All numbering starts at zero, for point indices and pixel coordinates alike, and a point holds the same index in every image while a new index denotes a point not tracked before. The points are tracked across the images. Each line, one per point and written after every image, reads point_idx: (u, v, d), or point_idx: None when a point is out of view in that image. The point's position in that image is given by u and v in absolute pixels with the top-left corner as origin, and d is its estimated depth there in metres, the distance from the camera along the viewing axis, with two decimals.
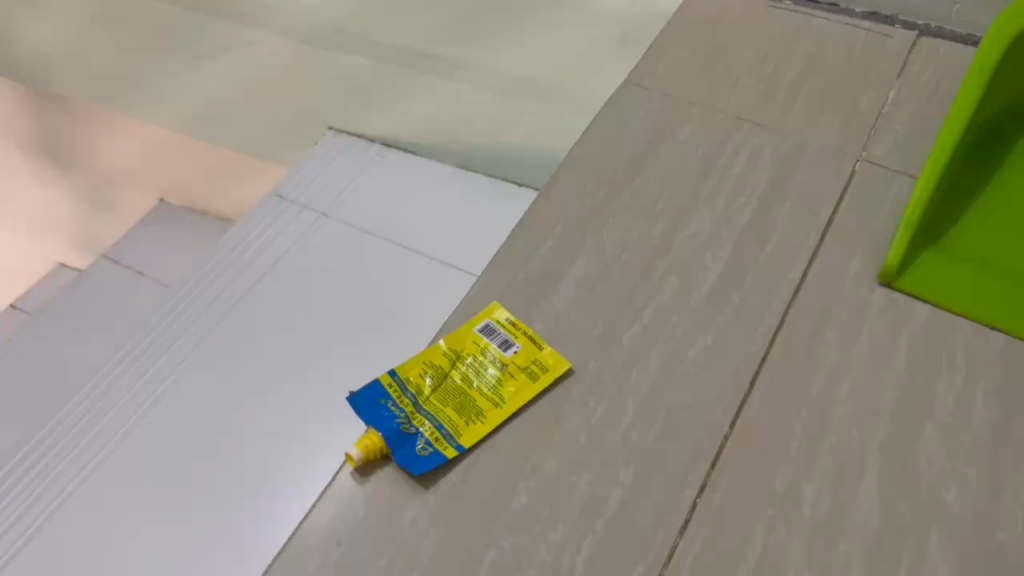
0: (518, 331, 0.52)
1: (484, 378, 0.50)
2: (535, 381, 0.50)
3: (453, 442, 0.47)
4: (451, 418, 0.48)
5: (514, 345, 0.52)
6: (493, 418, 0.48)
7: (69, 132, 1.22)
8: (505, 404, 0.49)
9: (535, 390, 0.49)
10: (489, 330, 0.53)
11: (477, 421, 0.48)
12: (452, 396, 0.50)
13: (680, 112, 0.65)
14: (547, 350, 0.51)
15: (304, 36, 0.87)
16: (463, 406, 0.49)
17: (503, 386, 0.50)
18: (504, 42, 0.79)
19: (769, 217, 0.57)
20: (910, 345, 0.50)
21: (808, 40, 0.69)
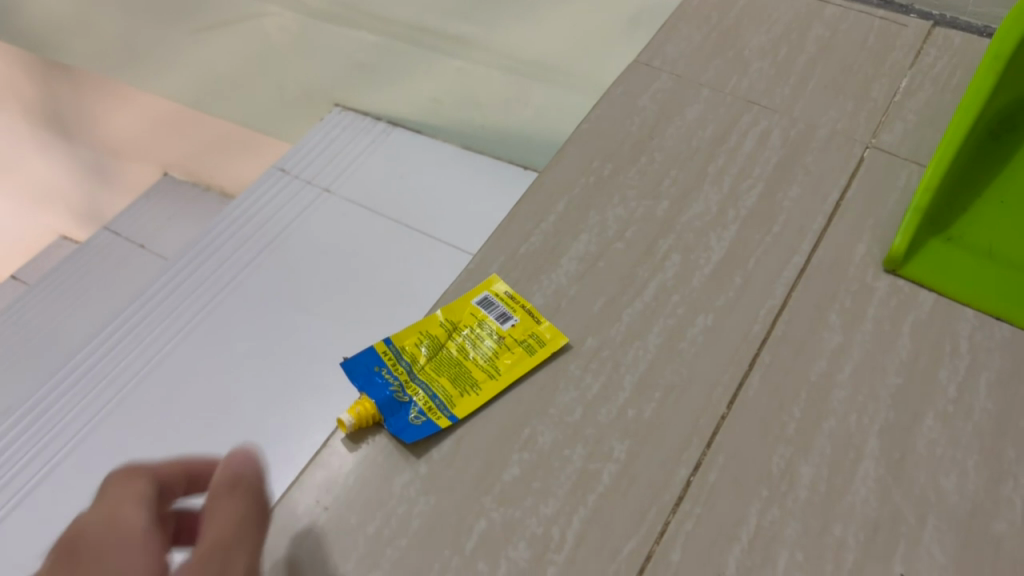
0: (516, 305, 0.52)
1: (481, 350, 0.50)
2: (532, 355, 0.50)
3: (447, 412, 0.47)
4: (445, 388, 0.49)
5: (512, 318, 0.52)
6: (488, 390, 0.48)
7: (76, 105, 1.32)
8: (500, 376, 0.49)
9: (531, 363, 0.49)
10: (487, 303, 0.53)
11: (472, 393, 0.48)
12: (447, 366, 0.50)
13: (689, 93, 0.64)
14: (545, 325, 0.51)
15: (313, 10, 0.96)
16: (458, 376, 0.49)
17: (499, 358, 0.50)
18: (513, 17, 0.85)
19: (775, 200, 0.57)
20: (914, 333, 0.50)
21: (823, 24, 0.69)
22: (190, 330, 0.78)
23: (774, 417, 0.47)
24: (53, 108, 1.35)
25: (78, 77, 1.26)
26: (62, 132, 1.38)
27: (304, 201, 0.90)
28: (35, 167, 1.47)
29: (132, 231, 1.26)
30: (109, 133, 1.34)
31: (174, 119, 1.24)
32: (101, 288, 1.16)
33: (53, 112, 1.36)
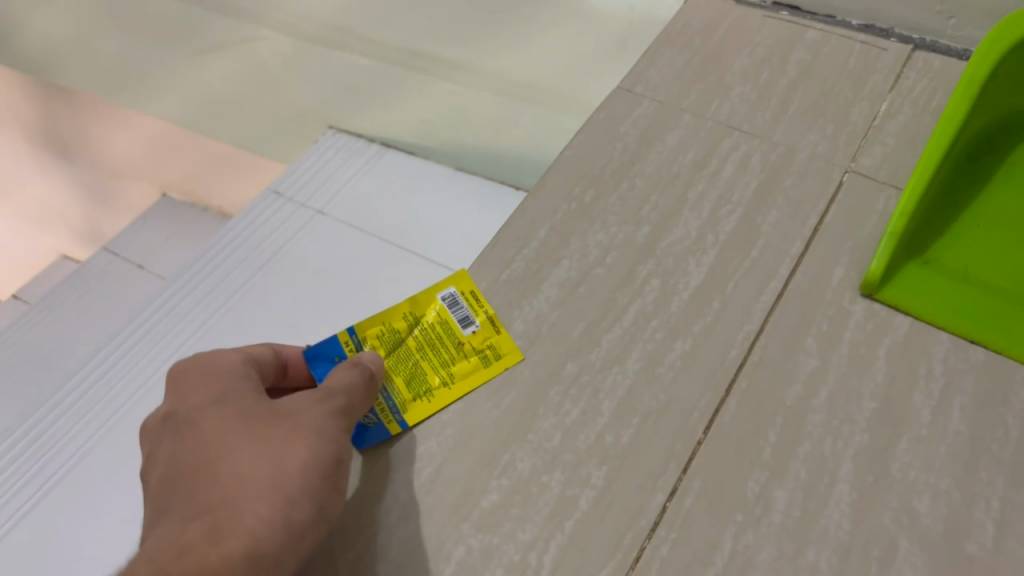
0: (479, 308, 0.54)
1: (439, 354, 0.53)
2: (487, 367, 0.52)
3: (398, 417, 0.50)
4: (398, 387, 0.51)
5: (473, 324, 0.54)
6: (440, 398, 0.51)
7: (75, 127, 1.34)
8: (454, 384, 0.51)
9: (485, 376, 0.51)
10: (452, 302, 0.55)
11: (425, 399, 0.51)
12: (403, 363, 0.53)
13: (671, 118, 0.65)
14: (502, 335, 0.53)
15: (309, 35, 0.98)
16: (413, 377, 0.52)
17: (455, 364, 0.52)
18: (503, 43, 0.86)
19: (754, 224, 0.58)
20: (889, 356, 0.50)
21: (804, 48, 0.70)
22: (186, 351, 0.79)
23: (750, 442, 0.47)
24: (53, 130, 1.37)
25: (77, 98, 1.28)
26: (61, 154, 1.40)
27: (298, 223, 0.90)
28: (36, 188, 1.49)
29: (130, 251, 1.27)
30: (107, 155, 1.36)
31: (171, 140, 1.26)
32: (101, 308, 1.17)
33: (53, 133, 1.38)
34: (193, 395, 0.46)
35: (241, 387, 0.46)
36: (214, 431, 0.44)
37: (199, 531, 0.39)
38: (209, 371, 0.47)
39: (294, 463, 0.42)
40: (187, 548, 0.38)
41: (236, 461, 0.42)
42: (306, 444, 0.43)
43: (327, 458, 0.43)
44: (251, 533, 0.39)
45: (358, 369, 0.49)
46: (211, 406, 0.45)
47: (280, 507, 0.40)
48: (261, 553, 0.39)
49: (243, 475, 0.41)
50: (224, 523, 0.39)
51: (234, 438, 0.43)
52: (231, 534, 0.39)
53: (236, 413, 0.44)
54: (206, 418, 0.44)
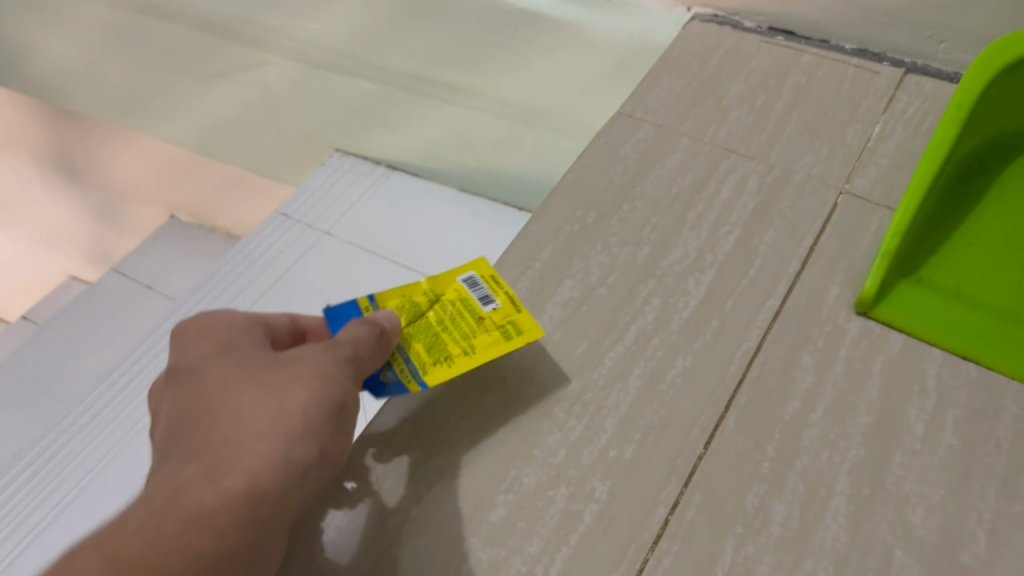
0: (499, 289, 0.54)
1: (461, 324, 0.52)
2: (507, 340, 0.51)
3: (417, 378, 0.50)
4: (419, 355, 0.51)
5: (493, 301, 0.53)
6: (460, 364, 0.50)
7: (84, 151, 1.36)
8: (474, 353, 0.51)
9: (506, 347, 0.51)
10: (472, 283, 0.54)
11: (445, 364, 0.51)
12: (424, 334, 0.52)
13: (670, 141, 0.67)
14: (522, 314, 0.53)
15: (315, 59, 0.98)
16: (434, 346, 0.51)
17: (476, 335, 0.52)
18: (505, 67, 0.87)
19: (751, 244, 0.59)
20: (883, 372, 0.52)
21: (799, 72, 0.72)
22: None
23: (749, 456, 0.49)
24: (62, 153, 1.39)
25: (86, 121, 1.30)
26: (70, 177, 1.42)
27: (304, 246, 0.96)
28: (45, 210, 1.51)
29: (139, 273, 1.29)
30: (115, 178, 1.38)
31: (178, 163, 1.28)
32: (109, 329, 1.19)
33: (61, 156, 1.40)
34: (197, 350, 0.47)
35: (244, 343, 0.48)
36: (215, 378, 0.45)
37: (196, 472, 0.40)
38: (214, 328, 0.49)
39: (295, 405, 0.43)
40: (184, 489, 0.39)
41: (237, 406, 0.43)
42: (306, 386, 0.44)
43: (329, 401, 0.44)
44: (249, 470, 0.40)
45: (369, 323, 0.49)
46: (214, 358, 0.46)
47: (279, 446, 0.41)
48: (259, 489, 0.40)
49: (243, 418, 0.42)
50: (221, 464, 0.40)
51: (235, 383, 0.44)
52: (229, 474, 0.40)
53: (236, 362, 0.46)
54: (209, 369, 0.45)
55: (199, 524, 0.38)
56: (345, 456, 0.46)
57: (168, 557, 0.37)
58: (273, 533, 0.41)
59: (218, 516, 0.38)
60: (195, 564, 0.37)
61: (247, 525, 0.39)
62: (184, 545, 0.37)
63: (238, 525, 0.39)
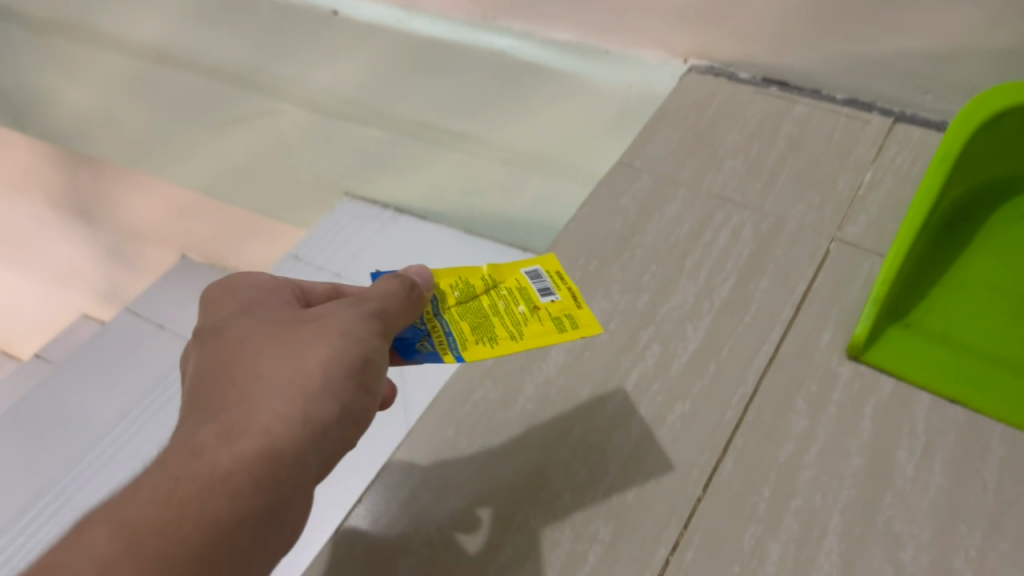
0: (562, 284, 0.52)
1: (514, 311, 0.50)
2: (561, 332, 0.49)
3: (455, 352, 0.48)
4: (463, 332, 0.49)
5: (554, 294, 0.51)
6: (503, 347, 0.48)
7: (99, 194, 1.39)
8: (522, 339, 0.48)
9: (557, 338, 0.48)
10: (535, 275, 0.52)
11: (487, 344, 0.48)
12: (472, 312, 0.50)
13: (668, 191, 0.70)
14: (582, 310, 0.50)
15: (328, 108, 1.02)
16: (480, 327, 0.49)
17: (528, 322, 0.49)
18: (511, 116, 0.90)
19: (746, 291, 0.62)
20: (874, 415, 0.54)
21: (791, 121, 0.75)
22: None
23: (746, 498, 0.51)
24: (77, 196, 1.42)
25: (102, 165, 1.33)
26: (84, 218, 1.46)
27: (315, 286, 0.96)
28: (60, 251, 1.55)
29: (152, 313, 1.32)
30: (129, 219, 1.41)
31: (190, 206, 1.31)
32: (121, 367, 1.21)
33: (76, 200, 1.43)
34: (221, 309, 0.48)
35: (268, 303, 0.49)
36: (236, 337, 0.46)
37: (212, 432, 0.41)
38: (241, 287, 0.50)
39: (314, 363, 0.44)
40: (198, 451, 0.40)
41: (256, 363, 0.44)
42: (327, 345, 0.44)
43: (349, 358, 0.44)
44: (264, 431, 0.41)
45: (400, 278, 0.48)
46: (237, 317, 0.47)
47: (296, 406, 0.42)
48: (276, 449, 0.41)
49: (262, 375, 0.43)
50: (237, 425, 0.41)
51: (254, 340, 0.45)
52: (244, 435, 0.41)
53: (257, 321, 0.47)
54: (232, 328, 0.46)
55: (212, 485, 0.39)
56: (369, 413, 0.47)
57: (183, 518, 0.37)
58: (293, 491, 0.42)
59: (232, 477, 0.39)
60: (211, 525, 0.38)
61: (263, 484, 0.40)
62: (200, 506, 0.38)
63: (253, 485, 0.40)
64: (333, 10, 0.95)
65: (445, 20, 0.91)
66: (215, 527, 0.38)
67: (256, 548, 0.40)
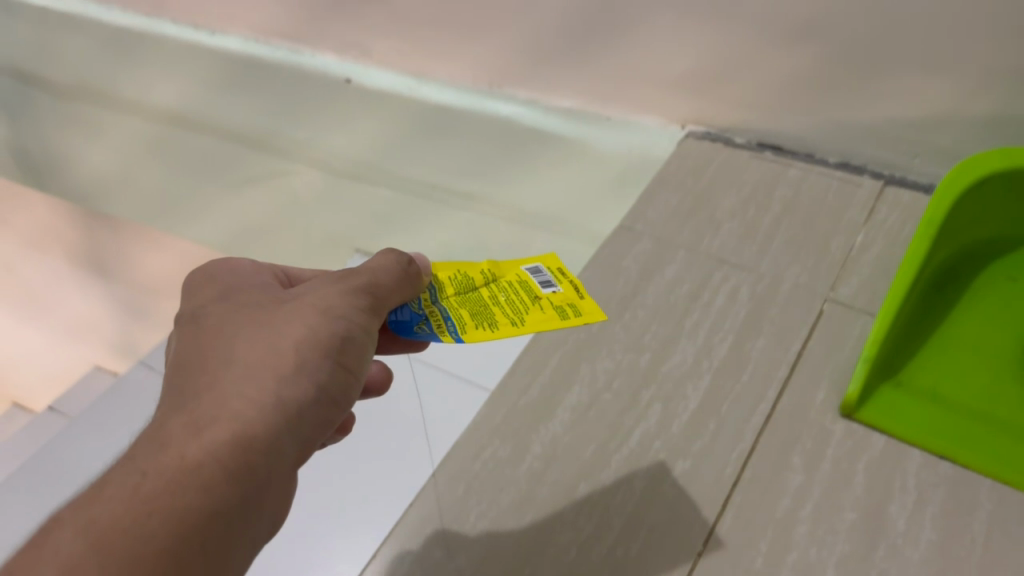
0: (564, 279, 0.50)
1: (514, 300, 0.48)
2: (562, 319, 0.47)
3: (455, 335, 0.46)
4: (461, 318, 0.47)
5: (555, 286, 0.49)
6: (503, 332, 0.46)
7: (114, 250, 1.42)
8: (522, 325, 0.46)
9: (557, 323, 0.46)
10: (536, 271, 0.50)
11: (487, 330, 0.46)
12: (472, 302, 0.48)
13: (669, 253, 0.73)
14: (585, 300, 0.48)
15: (341, 170, 1.05)
16: (479, 314, 0.47)
17: (529, 311, 0.47)
18: (514, 176, 0.94)
19: (743, 351, 0.64)
20: (867, 471, 0.56)
21: (786, 185, 0.78)
22: None
23: (745, 552, 0.53)
24: (93, 254, 1.45)
25: (117, 224, 1.35)
26: (100, 274, 1.49)
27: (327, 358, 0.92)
28: (76, 304, 1.58)
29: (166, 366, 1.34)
30: (142, 276, 1.44)
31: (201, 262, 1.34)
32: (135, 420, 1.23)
33: (91, 257, 1.46)
34: (200, 294, 0.48)
35: (247, 288, 0.49)
36: (212, 323, 0.45)
37: (181, 423, 0.40)
38: (220, 272, 0.50)
39: (289, 345, 0.44)
40: (166, 443, 0.39)
41: (231, 348, 0.44)
42: (306, 324, 0.44)
43: (328, 337, 0.44)
44: (236, 416, 0.41)
45: (396, 253, 0.48)
46: (214, 302, 0.47)
47: (270, 389, 0.42)
48: (247, 437, 0.40)
49: (237, 360, 0.43)
50: (206, 415, 0.41)
51: (230, 326, 0.45)
52: (214, 424, 0.40)
53: (234, 305, 0.46)
54: (209, 314, 0.46)
55: (181, 479, 0.38)
56: (351, 392, 0.46)
57: (150, 516, 0.36)
58: (268, 479, 0.41)
59: (203, 469, 0.38)
60: (181, 518, 0.37)
61: (237, 474, 0.39)
62: (169, 501, 0.37)
63: (225, 476, 0.39)
64: (346, 78, 1.05)
65: (453, 86, 0.97)
66: (186, 524, 0.37)
67: (231, 541, 0.39)
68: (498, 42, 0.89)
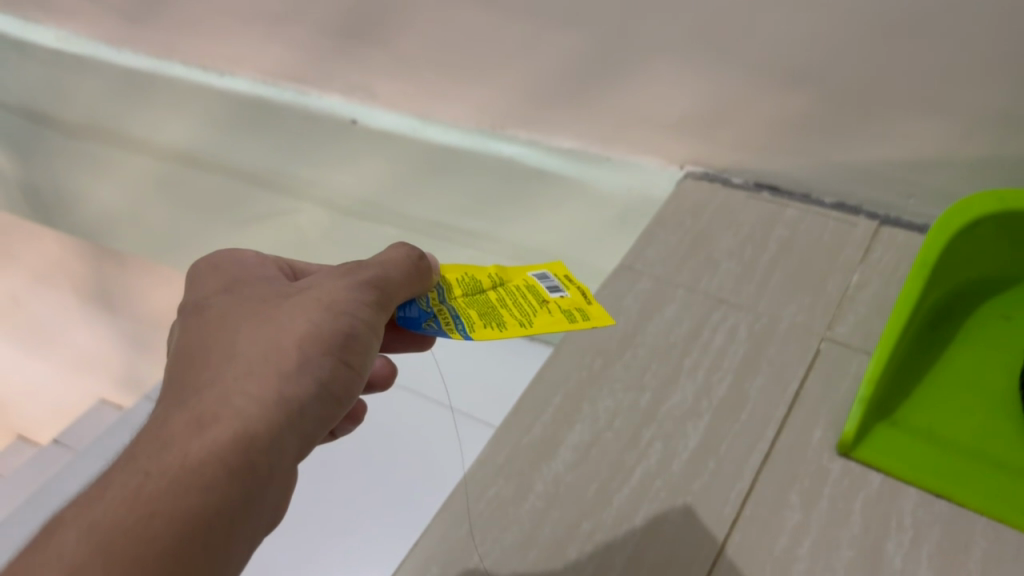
0: (572, 286, 0.55)
1: (523, 304, 0.53)
2: (570, 321, 0.52)
3: (466, 332, 0.50)
4: (471, 318, 0.51)
5: (562, 292, 0.55)
6: (513, 331, 0.50)
7: (121, 284, 1.44)
8: (531, 326, 0.51)
9: (565, 324, 0.51)
10: (544, 278, 0.56)
11: (497, 329, 0.50)
12: (481, 305, 0.53)
13: (668, 292, 0.74)
14: (593, 305, 0.54)
15: (348, 207, 1.09)
16: (489, 316, 0.52)
17: (538, 314, 0.52)
18: (517, 216, 0.97)
19: (742, 390, 0.66)
20: (864, 509, 0.57)
21: (783, 225, 0.80)
22: None
23: None
24: (100, 288, 1.47)
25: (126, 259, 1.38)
26: (106, 308, 1.50)
27: None
28: (82, 338, 1.59)
29: None
30: (147, 311, 1.45)
31: None
32: None
33: (98, 291, 1.48)
34: (206, 288, 0.52)
35: (250, 281, 0.53)
36: (217, 318, 0.49)
37: (184, 421, 0.44)
38: (227, 268, 0.54)
39: (291, 344, 0.47)
40: (169, 442, 0.43)
41: (235, 343, 0.47)
42: (307, 322, 0.48)
43: (330, 333, 0.48)
44: (239, 411, 0.44)
45: (406, 249, 0.53)
46: (220, 295, 0.51)
47: (272, 386, 0.46)
48: (248, 435, 0.44)
49: (241, 356, 0.47)
50: (208, 412, 0.44)
51: (236, 321, 0.49)
52: (216, 423, 0.44)
53: (239, 299, 0.50)
54: (213, 309, 0.50)
55: (185, 478, 0.41)
56: (356, 383, 0.50)
57: (154, 518, 0.40)
58: (270, 476, 0.45)
59: (205, 470, 0.42)
60: (182, 518, 0.40)
61: (238, 471, 0.43)
62: (170, 503, 0.41)
63: (226, 473, 0.43)
64: (352, 118, 1.05)
65: (457, 129, 0.98)
66: (186, 522, 0.40)
67: (235, 532, 0.43)
68: (504, 84, 0.90)
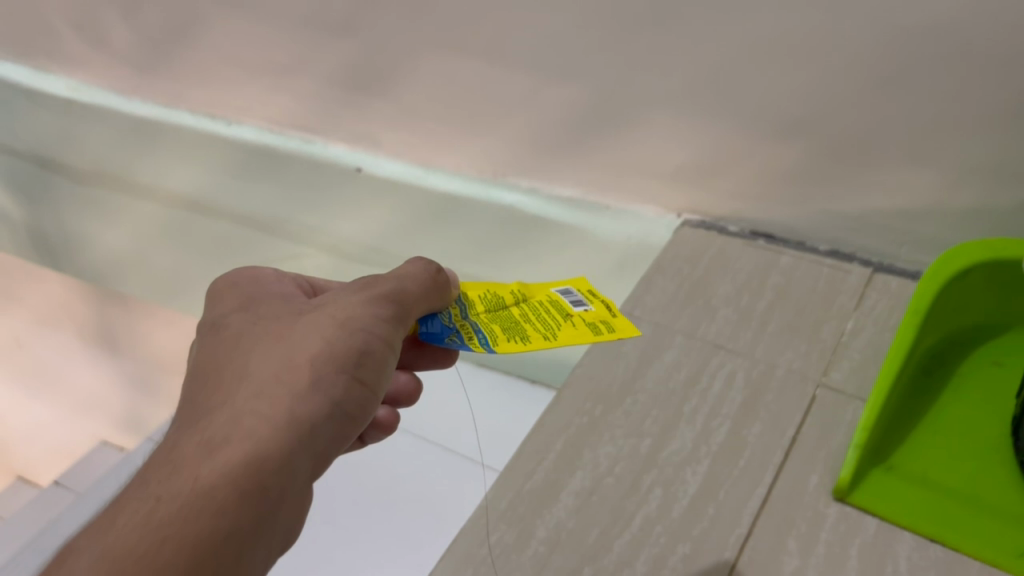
0: (596, 300, 0.57)
1: (547, 319, 0.54)
2: (595, 333, 0.53)
3: (487, 345, 0.51)
4: (494, 333, 0.53)
5: (586, 305, 0.56)
6: (536, 343, 0.51)
7: (126, 326, 1.46)
8: (554, 340, 0.52)
9: (590, 337, 0.52)
10: (568, 293, 0.58)
11: (520, 342, 0.52)
12: (503, 320, 0.54)
13: (667, 338, 0.76)
14: (617, 318, 0.55)
15: (355, 254, 1.14)
16: (512, 331, 0.53)
17: (562, 328, 0.53)
18: (519, 260, 1.01)
19: (740, 436, 0.67)
20: (860, 554, 0.58)
21: (779, 273, 0.82)
22: None
23: None
24: (104, 330, 1.48)
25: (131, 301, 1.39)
26: (110, 350, 1.52)
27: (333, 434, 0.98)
28: (84, 379, 1.61)
29: None
30: (151, 352, 1.47)
31: None
32: None
33: (103, 333, 1.49)
34: (223, 305, 0.55)
35: (263, 296, 0.55)
36: (231, 337, 0.52)
37: (196, 444, 0.47)
38: (244, 283, 0.56)
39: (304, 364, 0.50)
40: (180, 466, 0.46)
41: (250, 363, 0.50)
42: (321, 343, 0.51)
43: (342, 352, 0.51)
44: (250, 432, 0.47)
45: (423, 265, 0.55)
46: (236, 312, 0.54)
47: (284, 407, 0.48)
48: (258, 458, 0.46)
49: (254, 378, 0.49)
50: (220, 435, 0.47)
51: (250, 341, 0.51)
52: (227, 445, 0.46)
53: (255, 318, 0.53)
54: (229, 327, 0.53)
55: (195, 502, 0.44)
56: (369, 399, 0.53)
57: (164, 544, 0.42)
58: (281, 496, 0.47)
59: (212, 492, 0.44)
60: (193, 542, 0.43)
61: (249, 493, 0.45)
62: (179, 527, 0.43)
63: (237, 496, 0.45)
64: (356, 166, 1.08)
65: (459, 175, 1.00)
66: (193, 549, 0.43)
67: (247, 552, 0.45)
68: (507, 135, 0.91)
